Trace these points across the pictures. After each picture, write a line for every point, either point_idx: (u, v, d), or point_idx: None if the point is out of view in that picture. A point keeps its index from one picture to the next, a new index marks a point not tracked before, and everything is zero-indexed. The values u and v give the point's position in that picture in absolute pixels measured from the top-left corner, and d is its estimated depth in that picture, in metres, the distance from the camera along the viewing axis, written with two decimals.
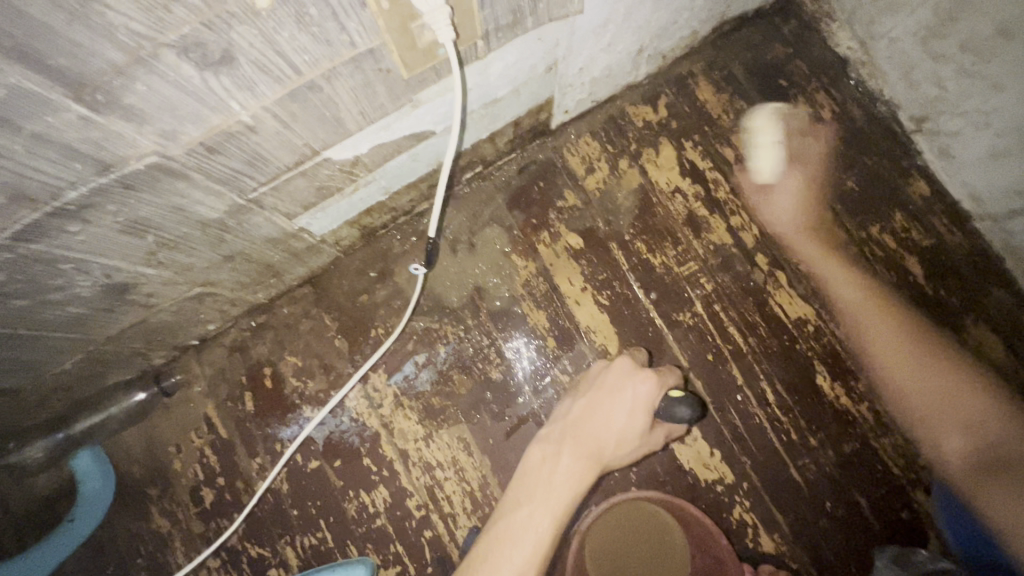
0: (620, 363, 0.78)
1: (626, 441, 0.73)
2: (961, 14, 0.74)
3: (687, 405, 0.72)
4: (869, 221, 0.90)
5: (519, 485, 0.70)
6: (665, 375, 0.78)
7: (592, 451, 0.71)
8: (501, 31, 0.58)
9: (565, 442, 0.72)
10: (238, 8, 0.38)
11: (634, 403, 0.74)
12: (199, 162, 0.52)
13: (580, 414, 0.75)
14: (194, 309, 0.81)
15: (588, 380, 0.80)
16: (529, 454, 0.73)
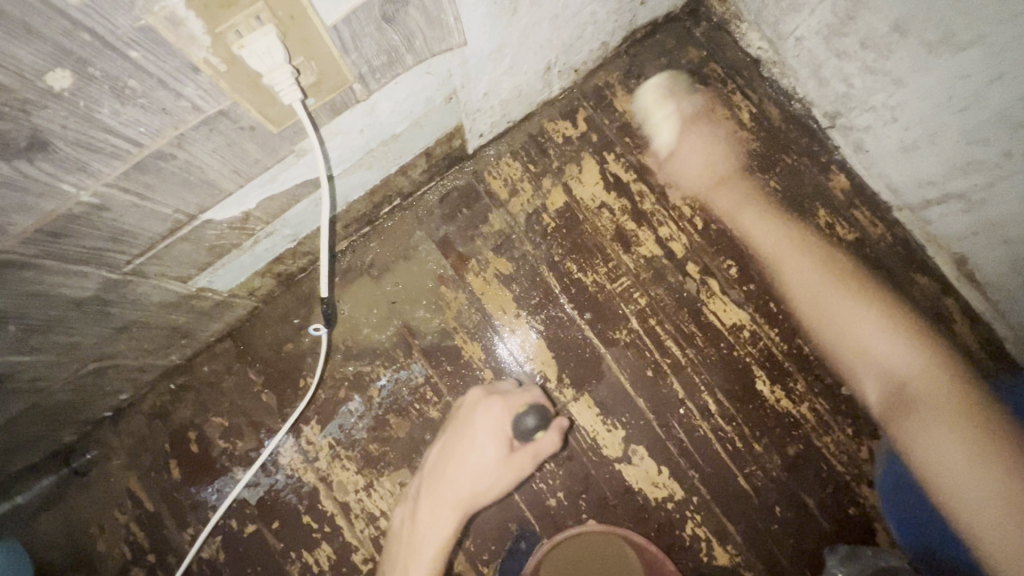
0: (472, 394, 0.85)
1: (480, 474, 0.81)
2: (858, 12, 0.74)
3: (530, 414, 0.80)
4: (795, 220, 0.90)
5: (396, 542, 0.81)
6: (514, 396, 0.83)
7: (450, 498, 0.80)
8: (377, 72, 0.55)
9: (425, 489, 0.81)
10: (31, 92, 0.34)
11: (483, 436, 0.82)
12: (45, 247, 0.47)
13: (435, 461, 0.83)
14: (98, 383, 0.76)
15: (444, 421, 0.86)
16: (398, 513, 0.83)
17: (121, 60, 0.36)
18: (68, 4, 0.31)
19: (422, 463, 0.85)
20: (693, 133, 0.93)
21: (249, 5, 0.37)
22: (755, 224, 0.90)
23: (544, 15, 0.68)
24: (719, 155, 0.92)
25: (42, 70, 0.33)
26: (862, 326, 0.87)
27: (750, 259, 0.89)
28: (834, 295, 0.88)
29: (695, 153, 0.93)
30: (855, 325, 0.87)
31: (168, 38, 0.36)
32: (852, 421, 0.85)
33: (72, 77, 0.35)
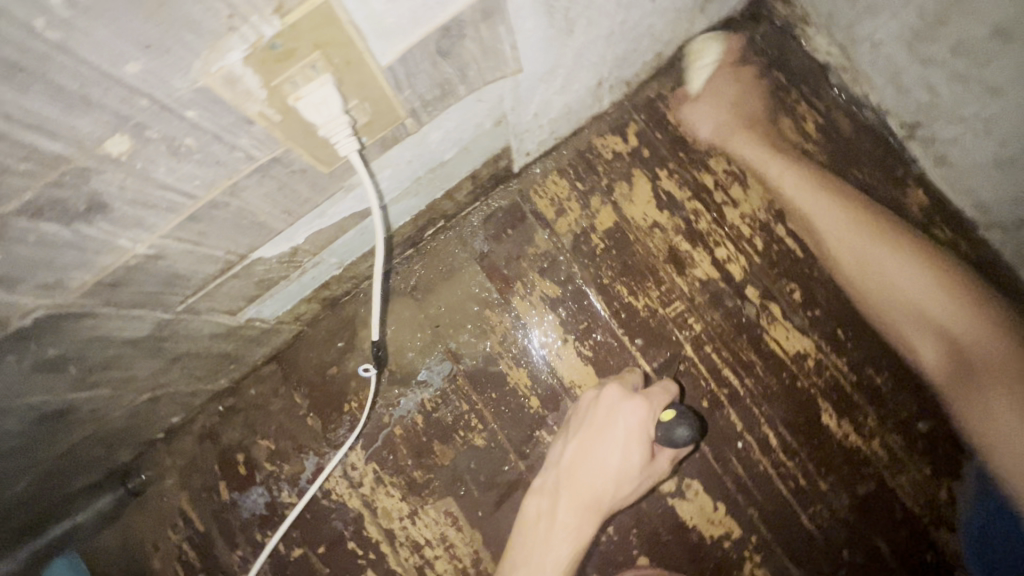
0: (611, 392, 0.78)
1: (624, 479, 0.75)
2: (948, 16, 0.67)
3: (684, 424, 0.71)
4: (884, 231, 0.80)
5: (519, 541, 0.77)
6: (657, 396, 0.77)
7: (592, 502, 0.75)
8: (430, 105, 0.52)
9: (562, 489, 0.77)
10: (90, 160, 0.33)
11: (626, 437, 0.76)
12: (103, 297, 0.46)
13: (572, 460, 0.77)
14: (152, 409, 0.77)
15: (577, 413, 0.80)
16: (529, 505, 0.78)
17: (178, 120, 0.34)
18: (126, 73, 0.29)
19: (552, 457, 0.80)
20: (702, 97, 0.88)
21: (306, 54, 0.35)
22: (761, 155, 0.85)
23: (600, 32, 0.64)
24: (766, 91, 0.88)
25: (100, 137, 0.32)
26: (909, 273, 0.77)
27: (816, 282, 0.83)
28: (886, 251, 0.78)
29: (756, 168, 0.87)
30: (894, 275, 0.78)
31: (224, 96, 0.34)
32: (929, 459, 0.78)
33: (130, 142, 0.34)
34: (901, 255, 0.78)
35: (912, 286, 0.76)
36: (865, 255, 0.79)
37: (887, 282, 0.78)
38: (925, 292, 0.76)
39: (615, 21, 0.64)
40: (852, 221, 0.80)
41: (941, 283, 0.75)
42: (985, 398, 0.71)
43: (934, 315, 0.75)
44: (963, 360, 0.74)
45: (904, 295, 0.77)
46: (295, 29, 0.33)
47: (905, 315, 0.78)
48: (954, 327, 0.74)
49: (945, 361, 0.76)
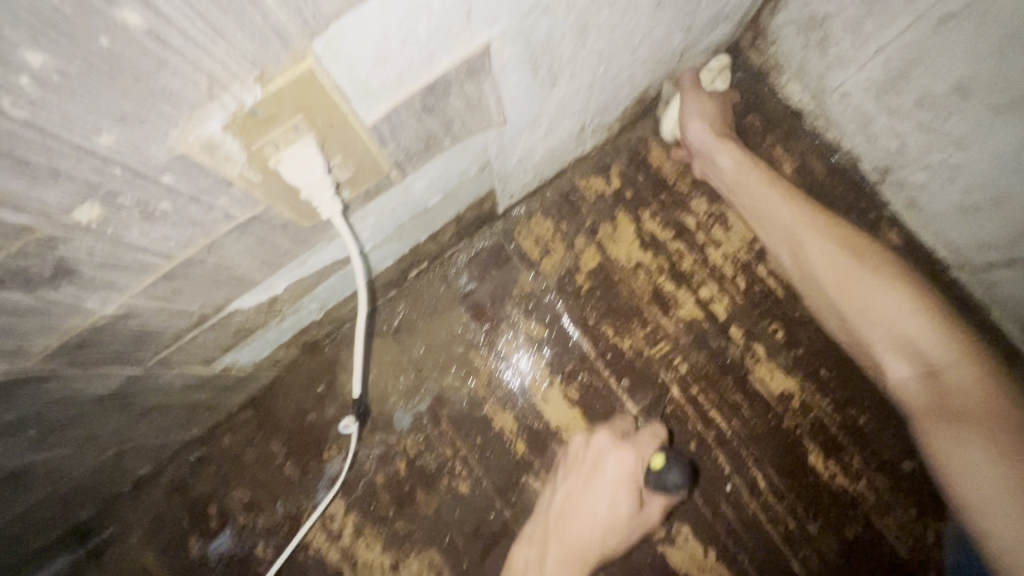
0: (601, 439, 0.78)
1: (612, 531, 0.73)
2: (912, 71, 0.70)
3: (675, 467, 0.72)
4: (858, 253, 0.75)
5: None
6: (646, 444, 0.77)
7: (578, 554, 0.72)
8: (414, 157, 0.52)
9: (549, 541, 0.73)
10: (57, 228, 0.31)
11: (614, 486, 0.74)
12: (68, 359, 0.44)
13: (561, 509, 0.75)
14: (118, 463, 0.73)
15: (564, 463, 0.79)
16: (515, 558, 0.73)
17: (152, 186, 0.33)
18: (99, 145, 0.28)
19: (540, 507, 0.77)
20: (693, 103, 0.86)
21: (288, 118, 0.35)
22: (755, 189, 0.82)
23: (581, 84, 0.65)
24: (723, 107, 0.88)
25: (69, 207, 0.31)
26: (892, 302, 0.70)
27: (797, 321, 0.84)
28: (870, 282, 0.72)
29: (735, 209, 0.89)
30: (876, 302, 0.71)
31: (203, 161, 0.33)
32: (914, 500, 0.78)
33: (100, 209, 0.32)
34: (880, 284, 0.72)
35: (887, 312, 0.70)
36: (846, 274, 0.74)
37: (863, 310, 0.72)
38: (910, 312, 0.69)
39: (596, 72, 0.65)
40: (836, 250, 0.76)
41: (925, 312, 0.69)
42: (954, 433, 0.63)
43: (924, 349, 0.68)
44: (937, 390, 0.67)
45: (891, 323, 0.70)
46: (277, 96, 0.32)
47: (878, 338, 0.71)
48: (934, 355, 0.67)
49: (919, 387, 0.69)
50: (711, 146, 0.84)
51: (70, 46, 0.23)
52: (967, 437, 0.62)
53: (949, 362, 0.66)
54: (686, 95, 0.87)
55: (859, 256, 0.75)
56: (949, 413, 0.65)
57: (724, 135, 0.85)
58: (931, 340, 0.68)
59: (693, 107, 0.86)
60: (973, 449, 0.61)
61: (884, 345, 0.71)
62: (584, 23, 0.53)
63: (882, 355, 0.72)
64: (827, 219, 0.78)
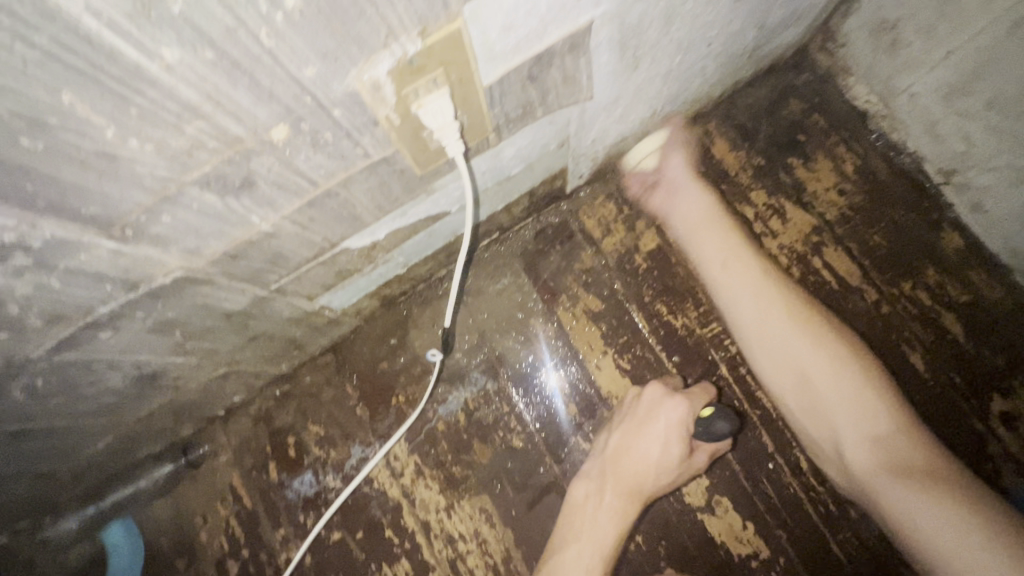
0: (654, 389, 0.82)
1: (664, 470, 0.79)
2: (984, 73, 0.73)
3: (724, 418, 0.76)
4: (807, 313, 0.79)
5: (566, 522, 0.79)
6: (698, 396, 0.82)
7: (632, 489, 0.79)
8: (512, 123, 0.60)
9: (606, 478, 0.80)
10: (256, 143, 0.40)
11: (668, 433, 0.79)
12: (222, 268, 0.53)
13: (616, 449, 0.81)
14: (221, 385, 0.83)
15: (620, 409, 0.85)
16: (575, 490, 0.81)
17: (325, 117, 0.42)
18: (304, 74, 0.37)
19: (597, 445, 0.83)
20: (677, 155, 0.93)
21: (433, 70, 0.42)
22: (707, 240, 0.87)
23: (658, 71, 0.71)
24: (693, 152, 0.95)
25: (270, 125, 0.39)
26: (839, 380, 0.73)
27: (851, 313, 0.86)
28: (805, 344, 0.76)
29: (794, 202, 0.92)
30: (834, 382, 0.73)
31: (365, 99, 0.42)
32: None
33: (288, 131, 0.41)
34: (823, 350, 0.75)
35: (836, 383, 0.73)
36: (797, 340, 0.77)
37: (821, 380, 0.74)
38: (856, 377, 0.73)
39: (673, 61, 0.71)
40: (785, 315, 0.79)
41: (866, 373, 0.73)
42: (919, 491, 0.64)
43: (875, 416, 0.71)
44: (890, 459, 0.67)
45: (837, 391, 0.73)
46: (430, 49, 0.40)
47: (834, 402, 0.73)
48: (886, 421, 0.70)
49: (870, 457, 0.69)
50: (685, 183, 0.90)
51: None
52: (923, 495, 0.63)
53: (895, 422, 0.70)
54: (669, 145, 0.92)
55: (807, 318, 0.78)
56: (897, 483, 0.66)
57: (698, 178, 0.92)
58: (880, 408, 0.71)
59: (672, 144, 0.93)
60: (937, 505, 0.62)
61: (839, 411, 0.72)
62: (671, 12, 0.59)
63: (836, 422, 0.73)
64: (794, 296, 0.80)
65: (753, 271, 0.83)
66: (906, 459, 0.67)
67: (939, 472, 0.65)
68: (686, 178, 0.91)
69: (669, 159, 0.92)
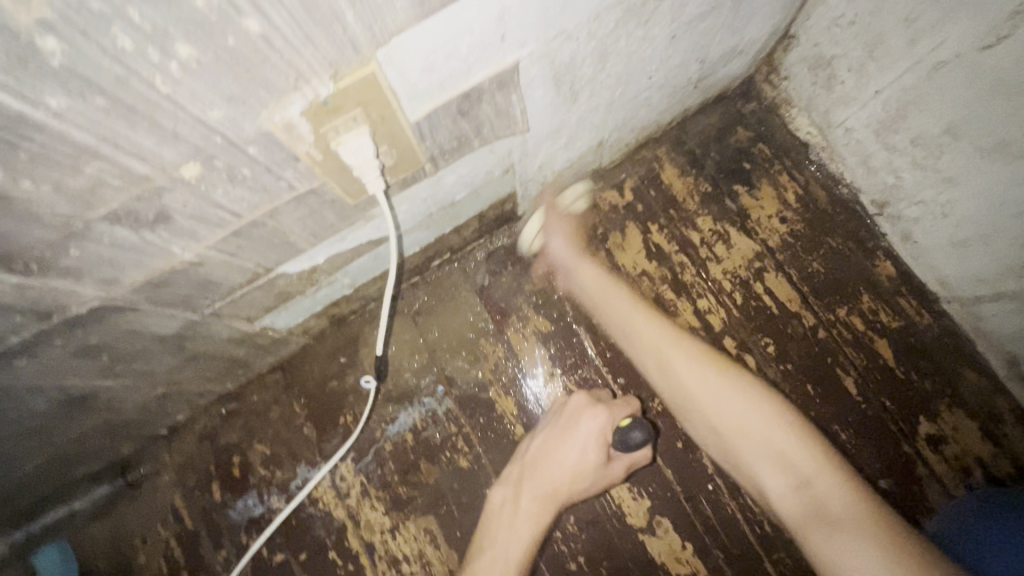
0: (578, 398, 0.85)
1: (580, 475, 0.80)
2: (908, 112, 0.76)
3: (639, 428, 0.78)
4: (719, 357, 0.80)
5: (484, 529, 0.79)
6: (618, 407, 0.84)
7: (549, 493, 0.79)
8: (447, 154, 0.60)
9: (523, 483, 0.80)
10: (166, 180, 0.40)
11: (587, 441, 0.81)
12: (146, 295, 0.53)
13: (536, 454, 0.82)
14: (161, 405, 0.82)
15: (546, 417, 0.87)
16: (494, 495, 0.82)
17: (240, 154, 0.42)
18: (210, 117, 0.37)
19: (519, 452, 0.84)
20: (557, 224, 0.94)
21: (350, 110, 0.43)
22: (621, 302, 0.88)
23: (600, 102, 0.73)
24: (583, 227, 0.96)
25: (179, 164, 0.39)
26: (774, 430, 0.73)
27: (789, 338, 0.89)
28: (718, 387, 0.77)
29: (738, 228, 0.95)
30: (743, 421, 0.75)
31: (281, 137, 0.42)
32: None
33: (200, 168, 0.41)
34: (736, 391, 0.76)
35: (747, 424, 0.74)
36: (709, 382, 0.78)
37: (731, 423, 0.75)
38: (769, 419, 0.74)
39: (614, 93, 0.73)
40: (700, 360, 0.80)
41: (778, 413, 0.74)
42: (836, 540, 0.62)
43: (790, 456, 0.71)
44: (815, 506, 0.67)
45: (748, 434, 0.74)
46: (344, 90, 0.41)
47: (750, 448, 0.74)
48: (803, 463, 0.70)
49: (796, 503, 0.69)
50: (575, 262, 0.92)
51: (209, 41, 0.32)
52: (848, 539, 0.62)
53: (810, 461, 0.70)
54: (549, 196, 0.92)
55: (716, 362, 0.80)
56: (817, 532, 0.65)
57: (582, 252, 0.94)
58: (793, 447, 0.71)
59: (552, 224, 0.94)
60: (858, 549, 0.60)
61: (756, 457, 0.73)
62: (604, 50, 0.61)
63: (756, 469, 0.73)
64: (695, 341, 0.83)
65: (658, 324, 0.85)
66: (832, 504, 0.66)
67: (859, 513, 0.64)
68: (580, 258, 0.93)
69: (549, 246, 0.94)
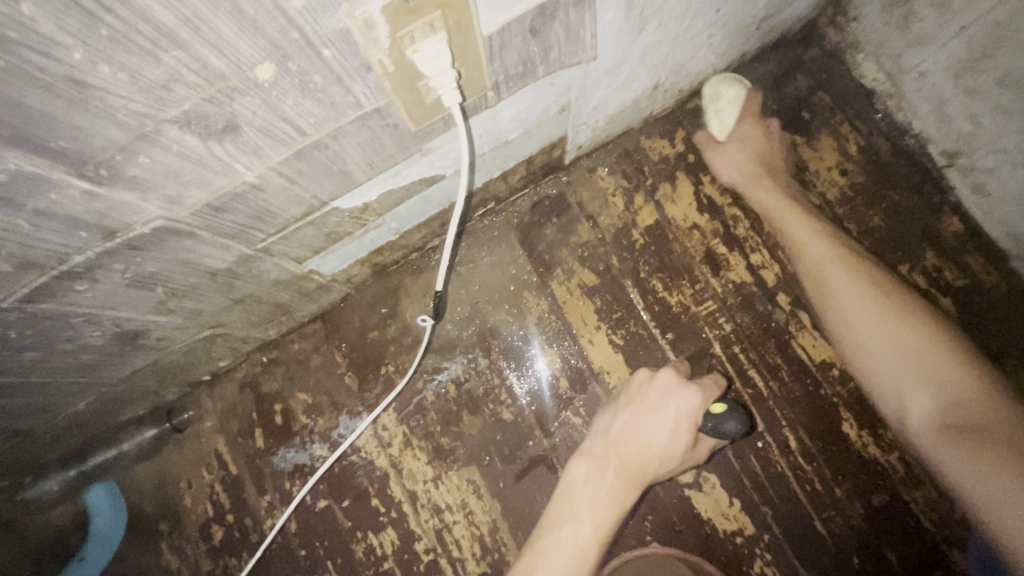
0: (666, 375, 0.76)
1: (669, 459, 0.73)
2: (995, 50, 0.71)
3: (737, 418, 0.72)
4: (869, 278, 0.75)
5: (561, 501, 0.73)
6: (710, 389, 0.77)
7: (634, 473, 0.72)
8: (511, 81, 0.57)
9: (608, 461, 0.74)
10: (240, 82, 0.38)
11: (677, 421, 0.73)
12: (205, 221, 0.51)
13: (622, 431, 0.75)
14: (206, 349, 0.82)
15: (628, 390, 0.79)
16: (574, 470, 0.75)
17: (316, 58, 0.39)
18: (291, 6, 0.34)
19: (600, 425, 0.78)
20: (752, 122, 0.89)
21: (430, 13, 0.40)
22: (783, 216, 0.83)
23: (665, 35, 0.69)
24: (763, 152, 0.88)
25: (254, 62, 0.37)
26: (911, 337, 0.70)
27: None
28: (903, 320, 0.71)
29: (796, 181, 0.90)
30: (895, 339, 0.70)
31: (357, 39, 0.39)
32: None
33: (274, 71, 0.38)
34: (908, 325, 0.70)
35: (897, 348, 0.70)
36: (864, 315, 0.73)
37: (893, 356, 0.70)
38: (905, 332, 0.70)
39: (680, 26, 0.69)
40: (860, 300, 0.74)
41: (936, 337, 0.69)
42: (970, 448, 0.61)
43: (930, 375, 0.67)
44: (953, 420, 0.64)
45: (888, 349, 0.71)
46: None
47: (869, 370, 0.73)
48: (963, 392, 0.65)
49: (934, 411, 0.66)
50: (748, 184, 0.86)
51: None
52: (991, 454, 0.59)
53: (938, 355, 0.68)
54: (742, 120, 0.89)
55: (887, 292, 0.74)
56: (953, 456, 0.62)
57: (760, 179, 0.86)
58: (944, 364, 0.67)
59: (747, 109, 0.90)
60: (975, 455, 0.60)
61: (899, 387, 0.69)
62: None
63: (900, 397, 0.69)
64: (858, 257, 0.77)
65: (835, 246, 0.79)
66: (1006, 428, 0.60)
67: (1010, 429, 0.60)
68: (756, 181, 0.86)
69: (725, 153, 0.89)
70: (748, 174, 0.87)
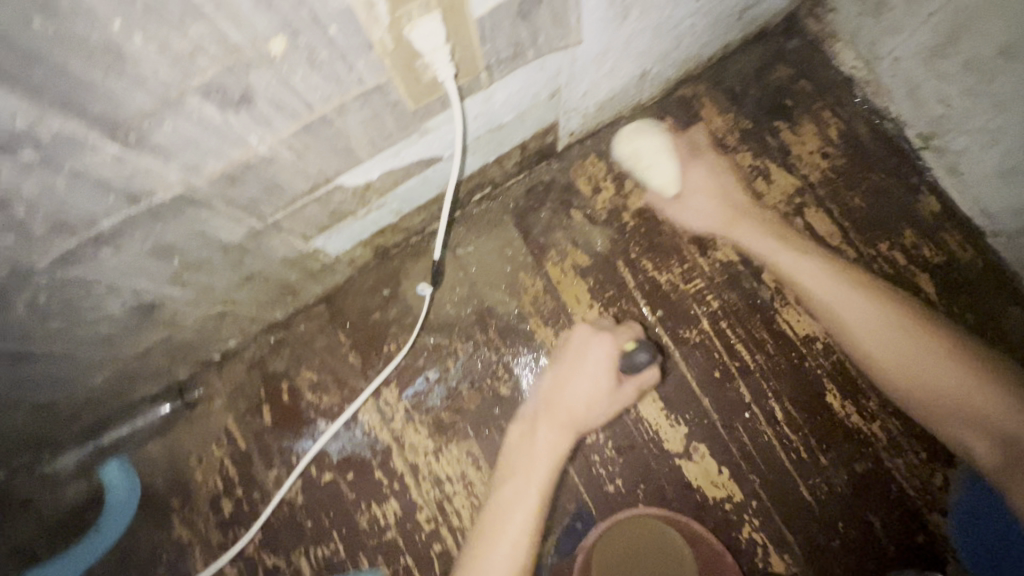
0: (580, 331, 0.87)
1: (593, 402, 0.82)
2: (961, 36, 0.75)
3: (643, 351, 0.80)
4: (911, 329, 0.75)
5: (507, 463, 0.83)
6: (621, 335, 0.85)
7: (564, 420, 0.82)
8: (503, 64, 0.61)
9: (541, 416, 0.84)
10: (255, 54, 0.42)
11: (596, 368, 0.83)
12: (219, 191, 0.56)
13: (549, 389, 0.86)
14: (216, 327, 0.86)
15: (555, 353, 0.90)
16: (514, 431, 0.86)
17: (323, 34, 0.44)
18: None
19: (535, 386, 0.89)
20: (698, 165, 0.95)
21: None
22: (799, 259, 0.85)
23: (649, 24, 0.73)
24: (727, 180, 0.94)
25: (268, 37, 0.41)
26: (929, 361, 0.73)
27: None
28: (926, 352, 0.73)
29: (780, 164, 0.94)
30: (926, 373, 0.73)
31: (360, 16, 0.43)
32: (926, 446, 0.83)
33: (285, 45, 0.43)
34: (930, 347, 0.73)
35: (912, 367, 0.74)
36: (899, 344, 0.75)
37: (929, 382, 0.73)
38: (925, 343, 0.74)
39: (663, 15, 0.73)
40: (885, 326, 0.76)
41: (938, 352, 0.73)
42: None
43: (962, 395, 0.71)
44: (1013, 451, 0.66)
45: (931, 380, 0.72)
46: None
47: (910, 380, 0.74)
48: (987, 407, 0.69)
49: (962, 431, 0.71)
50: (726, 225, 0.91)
51: None
52: None
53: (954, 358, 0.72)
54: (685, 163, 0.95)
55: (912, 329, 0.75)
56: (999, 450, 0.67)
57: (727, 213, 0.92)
58: (950, 374, 0.71)
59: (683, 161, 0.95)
60: None
61: (939, 412, 0.72)
62: None
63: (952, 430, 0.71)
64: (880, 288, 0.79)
65: (841, 276, 0.82)
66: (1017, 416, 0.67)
67: None
68: (737, 220, 0.91)
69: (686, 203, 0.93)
70: (722, 216, 0.92)
